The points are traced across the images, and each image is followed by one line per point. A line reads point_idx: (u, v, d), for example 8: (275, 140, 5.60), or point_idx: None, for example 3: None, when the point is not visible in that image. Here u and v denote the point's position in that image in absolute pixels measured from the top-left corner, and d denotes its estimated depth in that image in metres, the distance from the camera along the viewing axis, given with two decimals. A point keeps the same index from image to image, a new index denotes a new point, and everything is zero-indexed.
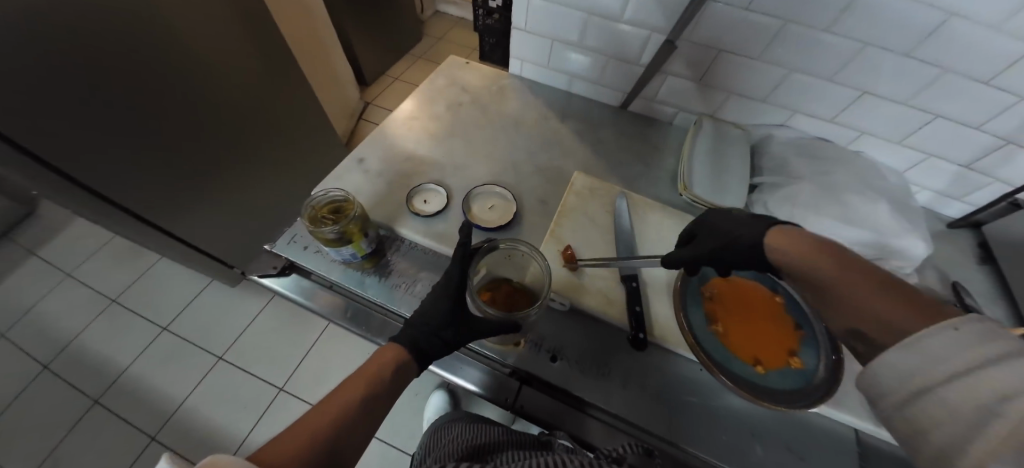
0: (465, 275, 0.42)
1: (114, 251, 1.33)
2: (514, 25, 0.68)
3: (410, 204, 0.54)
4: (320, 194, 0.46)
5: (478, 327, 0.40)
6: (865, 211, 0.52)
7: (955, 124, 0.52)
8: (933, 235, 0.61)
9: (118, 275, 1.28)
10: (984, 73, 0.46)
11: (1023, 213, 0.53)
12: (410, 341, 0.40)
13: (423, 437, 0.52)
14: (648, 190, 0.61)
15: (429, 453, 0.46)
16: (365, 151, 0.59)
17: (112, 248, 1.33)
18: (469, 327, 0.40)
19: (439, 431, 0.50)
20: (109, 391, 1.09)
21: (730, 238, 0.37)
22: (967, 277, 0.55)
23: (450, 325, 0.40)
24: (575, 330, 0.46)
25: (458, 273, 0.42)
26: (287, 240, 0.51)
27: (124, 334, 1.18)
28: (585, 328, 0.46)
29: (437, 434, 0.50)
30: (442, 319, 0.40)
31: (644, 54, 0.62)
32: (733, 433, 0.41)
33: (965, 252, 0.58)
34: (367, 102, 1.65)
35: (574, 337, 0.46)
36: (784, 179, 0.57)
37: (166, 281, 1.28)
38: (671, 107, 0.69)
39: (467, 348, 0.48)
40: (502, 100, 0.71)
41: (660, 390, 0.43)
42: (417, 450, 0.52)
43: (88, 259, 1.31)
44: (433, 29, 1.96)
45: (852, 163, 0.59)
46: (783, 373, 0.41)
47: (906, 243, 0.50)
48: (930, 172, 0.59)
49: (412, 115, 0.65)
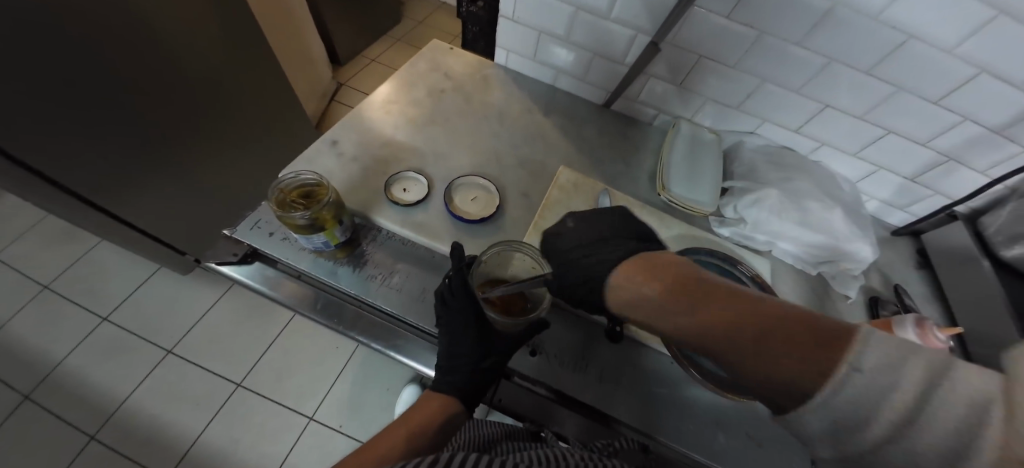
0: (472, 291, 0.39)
1: (43, 232, 1.18)
2: (501, 14, 0.66)
3: (387, 192, 0.51)
4: (289, 177, 0.43)
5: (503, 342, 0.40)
6: (824, 217, 0.56)
7: (905, 139, 0.57)
8: (880, 241, 0.67)
9: (49, 258, 1.15)
10: (932, 93, 0.50)
11: (957, 223, 0.59)
12: (448, 388, 0.39)
13: None
14: (627, 188, 0.62)
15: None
16: (340, 133, 0.56)
17: (41, 228, 1.19)
18: (499, 351, 0.40)
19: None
20: (36, 388, 0.98)
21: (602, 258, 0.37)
22: (907, 280, 0.60)
23: (485, 357, 0.39)
24: (555, 323, 0.46)
25: (463, 293, 0.39)
26: (250, 226, 0.48)
27: (56, 324, 1.06)
28: (565, 322, 0.47)
29: None
30: (473, 356, 0.38)
31: (629, 54, 0.63)
32: (701, 424, 0.43)
33: (906, 257, 0.64)
34: (341, 84, 1.56)
35: (553, 331, 0.46)
36: (753, 184, 0.60)
37: (108, 267, 1.16)
38: (652, 108, 0.70)
39: None
40: (486, 90, 0.69)
41: (633, 382, 0.44)
42: None
43: (11, 240, 1.16)
44: (414, 11, 1.89)
45: (816, 169, 0.63)
46: None
47: (856, 248, 0.55)
48: (880, 182, 0.64)
49: (393, 99, 0.62)
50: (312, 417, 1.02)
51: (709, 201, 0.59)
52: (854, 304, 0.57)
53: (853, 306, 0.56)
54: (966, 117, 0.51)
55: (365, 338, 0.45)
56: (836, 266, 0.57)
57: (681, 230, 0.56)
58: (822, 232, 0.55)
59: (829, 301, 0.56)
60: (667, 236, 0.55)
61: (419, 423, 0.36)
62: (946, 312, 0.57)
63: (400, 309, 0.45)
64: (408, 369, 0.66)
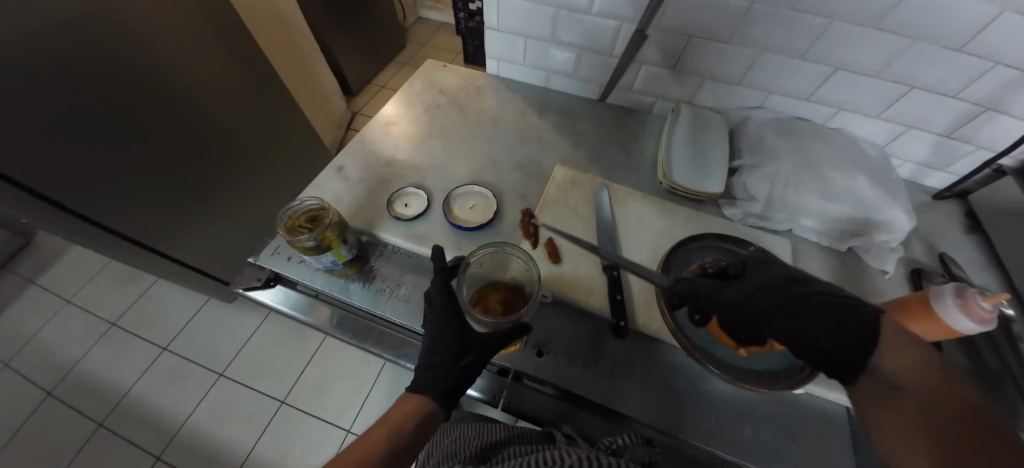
0: (451, 291, 0.40)
1: (111, 276, 1.33)
2: (487, 25, 0.68)
3: (390, 208, 0.54)
4: (297, 204, 0.46)
5: (483, 340, 0.39)
6: (846, 187, 0.52)
7: (931, 93, 0.52)
8: (921, 206, 0.61)
9: (116, 299, 1.29)
10: (953, 41, 0.46)
11: (1009, 179, 0.53)
12: (430, 386, 0.38)
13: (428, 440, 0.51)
14: (629, 179, 0.61)
15: (435, 447, 0.47)
16: (344, 158, 0.59)
17: (109, 273, 1.34)
18: (480, 347, 0.39)
19: (440, 430, 0.50)
20: (111, 415, 1.09)
21: (774, 291, 0.34)
22: (954, 247, 0.55)
23: (465, 353, 0.38)
24: (561, 322, 0.46)
25: (443, 294, 0.40)
26: (270, 252, 0.51)
27: (126, 356, 1.18)
28: (570, 320, 0.46)
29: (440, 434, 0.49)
30: (452, 353, 0.38)
31: (617, 45, 0.62)
32: (725, 417, 0.41)
33: (952, 221, 0.58)
34: (354, 112, 1.65)
35: (559, 330, 0.46)
36: (764, 160, 0.57)
37: (165, 302, 1.28)
38: (649, 96, 0.69)
39: None
40: (480, 100, 0.71)
41: (648, 377, 0.43)
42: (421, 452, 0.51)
43: (86, 285, 1.32)
44: (416, 35, 1.97)
45: (834, 137, 0.58)
46: (766, 356, 0.41)
47: (887, 217, 0.51)
48: (910, 143, 0.59)
49: (391, 120, 0.65)
50: (351, 429, 1.07)
51: (716, 184, 0.57)
52: (895, 278, 0.52)
53: (893, 281, 0.51)
54: (999, 61, 0.46)
55: (381, 348, 0.47)
56: (869, 239, 0.52)
57: (689, 217, 0.54)
58: (845, 204, 0.51)
59: (863, 277, 0.52)
60: (672, 224, 0.53)
61: (395, 419, 0.36)
62: (1005, 279, 0.51)
63: (408, 319, 0.46)
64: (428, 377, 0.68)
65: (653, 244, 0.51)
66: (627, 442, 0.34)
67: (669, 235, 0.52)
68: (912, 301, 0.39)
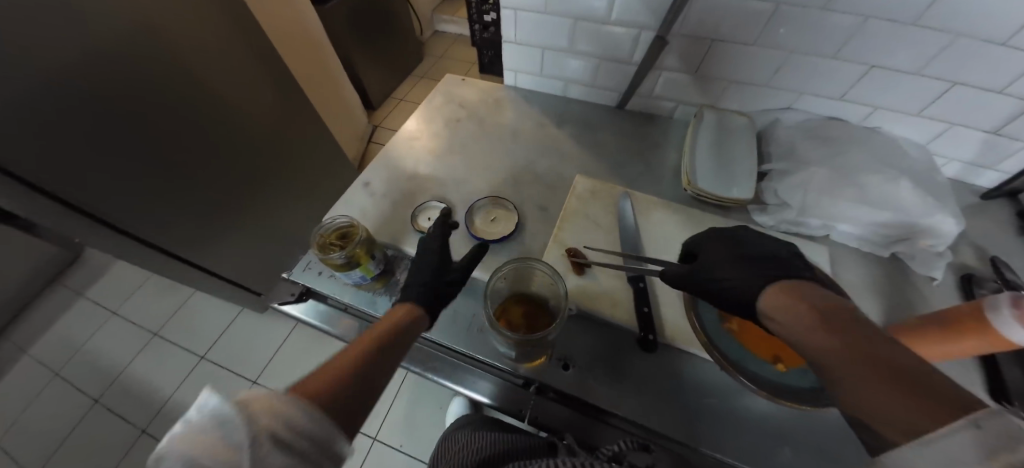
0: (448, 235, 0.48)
1: (154, 288, 1.42)
2: (505, 39, 0.69)
3: (414, 222, 0.55)
4: (328, 222, 0.48)
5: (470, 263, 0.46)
6: (886, 191, 0.49)
7: (980, 90, 0.49)
8: (971, 208, 0.56)
9: (159, 309, 1.37)
10: (1003, 34, 0.43)
11: None
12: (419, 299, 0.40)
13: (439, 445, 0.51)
14: (651, 187, 0.60)
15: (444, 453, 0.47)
16: (369, 174, 0.61)
17: (152, 285, 1.43)
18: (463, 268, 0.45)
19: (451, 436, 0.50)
20: (155, 420, 1.16)
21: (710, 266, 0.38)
22: (1014, 252, 0.51)
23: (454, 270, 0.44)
24: (586, 335, 0.45)
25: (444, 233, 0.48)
26: (302, 267, 0.53)
27: (168, 364, 1.25)
28: (596, 333, 0.45)
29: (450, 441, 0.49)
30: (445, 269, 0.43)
31: (636, 52, 0.62)
32: (761, 436, 0.39)
33: (1007, 224, 0.54)
34: (375, 126, 1.71)
35: (584, 343, 0.45)
36: (795, 165, 0.54)
37: (202, 312, 1.35)
38: (670, 101, 0.68)
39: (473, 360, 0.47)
40: (499, 112, 0.72)
41: (679, 394, 0.41)
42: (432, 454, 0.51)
43: (132, 296, 1.41)
44: (434, 48, 2.02)
45: (871, 138, 0.55)
46: (806, 371, 0.39)
47: (934, 223, 0.48)
48: (958, 142, 0.55)
49: (413, 135, 0.67)
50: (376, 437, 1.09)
51: (742, 190, 0.55)
52: (945, 286, 0.48)
53: (944, 290, 0.48)
54: None
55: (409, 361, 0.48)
56: (913, 245, 0.49)
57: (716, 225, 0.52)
58: (885, 208, 0.49)
59: (910, 285, 0.49)
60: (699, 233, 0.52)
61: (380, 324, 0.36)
62: None
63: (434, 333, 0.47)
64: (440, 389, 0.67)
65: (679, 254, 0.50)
66: (623, 448, 0.33)
67: None
68: (962, 316, 0.36)
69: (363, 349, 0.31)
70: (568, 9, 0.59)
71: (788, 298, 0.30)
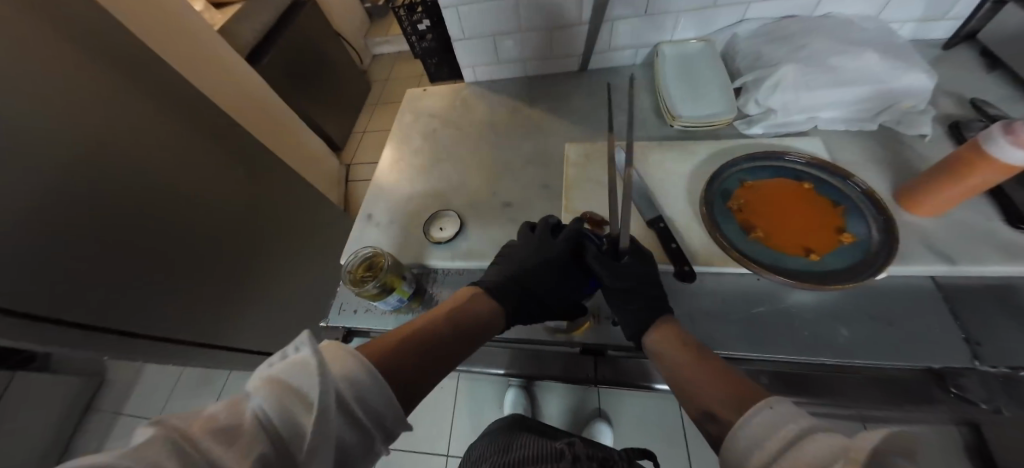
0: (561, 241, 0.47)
1: (189, 380, 1.35)
2: (453, 38, 0.69)
3: (428, 235, 0.55)
4: (353, 256, 0.48)
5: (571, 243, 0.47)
6: (855, 68, 0.51)
7: None
8: (935, 61, 0.59)
9: (195, 403, 1.29)
10: None
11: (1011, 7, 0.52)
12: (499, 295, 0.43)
13: (493, 446, 0.57)
14: (638, 133, 0.61)
15: (510, 443, 0.54)
16: (370, 206, 0.62)
17: (187, 377, 1.35)
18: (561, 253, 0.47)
19: (510, 437, 0.57)
20: None
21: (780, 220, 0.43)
22: (984, 90, 0.54)
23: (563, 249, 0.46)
24: None
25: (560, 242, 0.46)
26: (337, 310, 0.53)
27: None
28: None
29: (506, 442, 0.56)
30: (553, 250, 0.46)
31: (582, 12, 0.62)
32: (817, 326, 0.41)
33: (974, 64, 0.57)
34: (348, 165, 1.70)
35: None
36: (765, 70, 0.55)
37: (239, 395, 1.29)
38: (627, 49, 0.68)
39: None
40: (470, 110, 0.72)
41: (726, 314, 0.43)
42: (492, 444, 0.59)
43: (168, 398, 1.33)
44: (378, 73, 2.01)
45: (825, 24, 0.57)
46: (837, 253, 0.42)
47: (909, 82, 0.50)
48: (903, 5, 0.57)
49: (398, 158, 0.68)
50: (449, 454, 1.02)
51: (725, 109, 0.56)
52: (934, 138, 0.51)
53: (935, 142, 0.50)
54: None
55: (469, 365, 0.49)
56: (894, 110, 0.52)
57: (711, 149, 0.54)
58: (860, 85, 0.51)
59: (901, 146, 0.51)
60: (698, 162, 0.53)
61: (449, 310, 0.40)
62: None
63: None
64: (511, 422, 0.67)
65: (687, 185, 0.51)
66: None
67: (697, 173, 0.52)
68: (964, 152, 0.38)
69: (417, 348, 0.35)
70: None
71: (677, 341, 0.36)
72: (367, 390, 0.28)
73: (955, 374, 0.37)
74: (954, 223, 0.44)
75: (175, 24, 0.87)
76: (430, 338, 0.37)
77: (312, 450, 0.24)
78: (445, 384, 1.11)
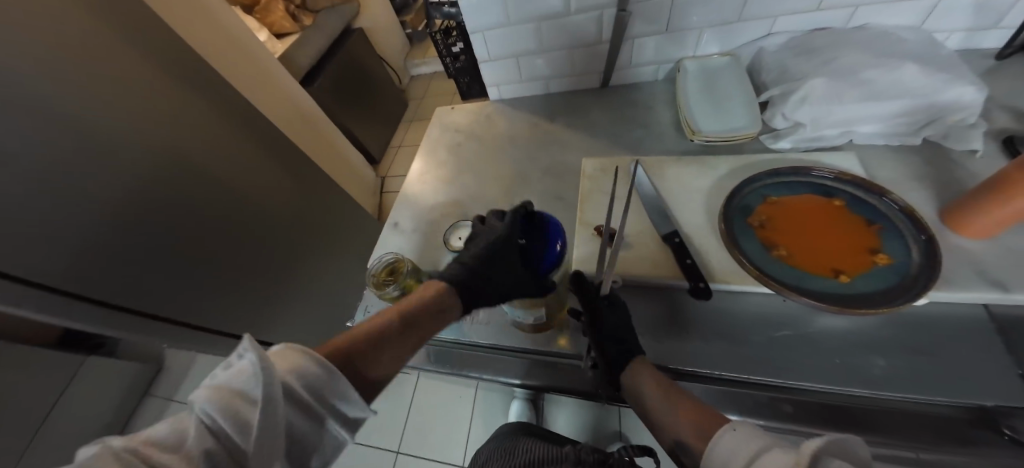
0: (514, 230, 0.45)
1: None
2: (478, 59, 0.73)
3: (447, 244, 0.58)
4: (375, 261, 0.51)
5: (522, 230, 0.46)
6: (891, 81, 0.49)
7: None
8: (988, 72, 0.55)
9: None
10: None
11: None
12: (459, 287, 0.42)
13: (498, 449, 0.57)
14: (657, 148, 0.61)
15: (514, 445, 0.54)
16: (395, 214, 0.66)
17: None
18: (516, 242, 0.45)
19: (514, 439, 0.57)
20: None
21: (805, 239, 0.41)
22: None
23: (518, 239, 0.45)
24: (637, 303, 0.46)
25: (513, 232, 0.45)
26: (362, 312, 0.56)
27: None
28: (647, 300, 0.46)
29: (510, 445, 0.56)
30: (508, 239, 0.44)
31: (603, 31, 0.64)
32: (847, 353, 0.38)
33: None
34: (383, 177, 1.81)
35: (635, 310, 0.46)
36: (792, 83, 0.53)
37: None
38: (649, 65, 0.69)
39: (459, 342, 0.51)
40: (493, 125, 0.75)
41: (746, 335, 0.41)
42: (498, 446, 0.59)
43: None
44: (414, 92, 2.13)
45: (860, 36, 0.54)
46: (869, 275, 0.39)
47: (955, 95, 0.47)
48: (951, 13, 0.53)
49: (424, 171, 0.72)
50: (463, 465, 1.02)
51: (749, 124, 0.55)
52: (985, 154, 0.47)
53: (988, 159, 0.46)
54: None
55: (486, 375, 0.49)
56: (938, 125, 0.48)
57: (733, 164, 0.52)
58: (899, 98, 0.48)
59: (947, 163, 0.47)
60: (719, 177, 0.51)
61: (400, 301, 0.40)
62: None
63: (495, 337, 0.49)
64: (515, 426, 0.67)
65: (705, 201, 0.50)
66: None
67: (717, 187, 0.51)
68: (1008, 172, 0.35)
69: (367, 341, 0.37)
70: (530, 13, 0.63)
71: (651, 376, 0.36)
72: (312, 376, 0.31)
73: (1006, 415, 0.33)
74: (1009, 248, 0.40)
75: (241, 52, 0.99)
76: (380, 335, 0.37)
77: (262, 436, 0.28)
78: (463, 392, 1.12)
